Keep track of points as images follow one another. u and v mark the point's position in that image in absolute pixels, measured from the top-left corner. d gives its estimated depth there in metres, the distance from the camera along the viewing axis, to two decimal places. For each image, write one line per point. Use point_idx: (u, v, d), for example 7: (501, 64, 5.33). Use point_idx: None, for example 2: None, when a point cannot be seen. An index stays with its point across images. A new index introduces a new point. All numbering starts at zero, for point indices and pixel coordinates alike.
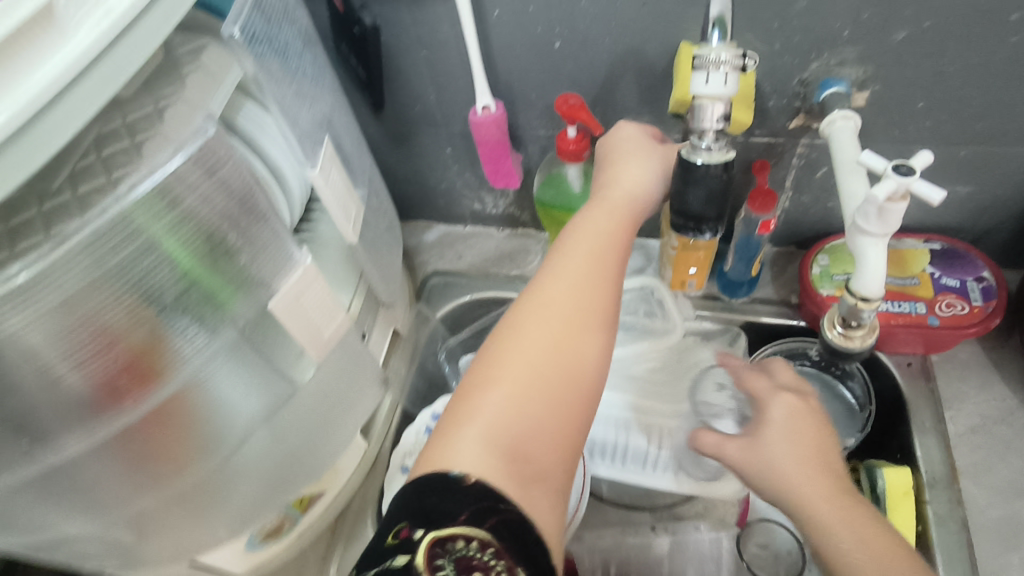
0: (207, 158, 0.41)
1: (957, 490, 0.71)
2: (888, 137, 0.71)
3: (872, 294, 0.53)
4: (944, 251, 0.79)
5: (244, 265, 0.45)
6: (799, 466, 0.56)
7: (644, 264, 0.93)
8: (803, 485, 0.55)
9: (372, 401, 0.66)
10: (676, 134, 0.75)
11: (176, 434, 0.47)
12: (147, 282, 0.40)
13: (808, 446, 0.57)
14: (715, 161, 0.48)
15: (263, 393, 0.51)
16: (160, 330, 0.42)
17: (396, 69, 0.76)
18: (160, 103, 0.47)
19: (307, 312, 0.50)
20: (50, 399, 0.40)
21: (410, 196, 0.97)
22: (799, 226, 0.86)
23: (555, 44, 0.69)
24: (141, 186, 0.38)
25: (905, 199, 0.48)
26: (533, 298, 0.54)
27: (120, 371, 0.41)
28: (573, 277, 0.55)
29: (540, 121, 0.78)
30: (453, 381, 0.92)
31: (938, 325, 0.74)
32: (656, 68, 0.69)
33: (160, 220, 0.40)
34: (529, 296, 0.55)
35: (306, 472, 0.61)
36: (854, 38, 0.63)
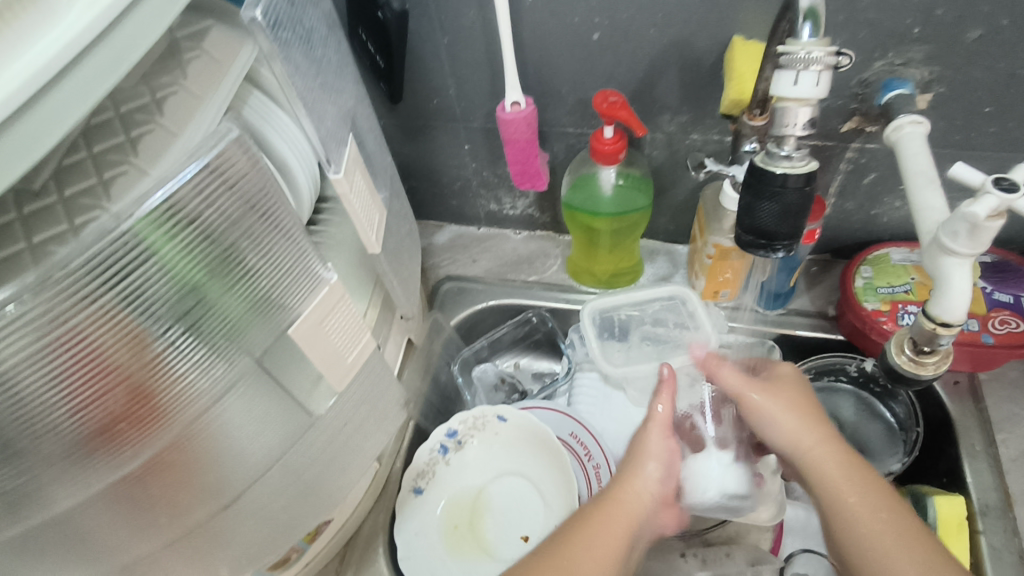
0: (224, 167, 0.34)
1: (1012, 518, 0.65)
2: (947, 143, 0.66)
3: (955, 320, 0.48)
4: (995, 264, 0.75)
5: (264, 288, 0.39)
6: (814, 439, 0.58)
7: (671, 271, 0.87)
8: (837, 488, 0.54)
9: (390, 424, 0.60)
10: (717, 135, 0.70)
11: (183, 476, 0.41)
12: (155, 312, 0.34)
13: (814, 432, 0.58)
14: (798, 171, 0.43)
15: (279, 425, 0.45)
16: (168, 365, 0.36)
17: (415, 59, 0.70)
18: (155, 93, 0.41)
19: (329, 337, 0.44)
20: (38, 445, 0.33)
21: (422, 194, 0.91)
22: (838, 234, 0.81)
23: (593, 36, 0.64)
24: (152, 199, 0.31)
25: (1003, 218, 0.44)
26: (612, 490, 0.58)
27: (121, 413, 0.35)
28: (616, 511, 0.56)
29: (569, 118, 0.72)
30: (467, 393, 0.86)
31: (993, 344, 0.70)
32: (702, 63, 0.63)
33: (172, 241, 0.33)
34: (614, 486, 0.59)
35: (316, 508, 0.54)
36: (924, 36, 0.58)
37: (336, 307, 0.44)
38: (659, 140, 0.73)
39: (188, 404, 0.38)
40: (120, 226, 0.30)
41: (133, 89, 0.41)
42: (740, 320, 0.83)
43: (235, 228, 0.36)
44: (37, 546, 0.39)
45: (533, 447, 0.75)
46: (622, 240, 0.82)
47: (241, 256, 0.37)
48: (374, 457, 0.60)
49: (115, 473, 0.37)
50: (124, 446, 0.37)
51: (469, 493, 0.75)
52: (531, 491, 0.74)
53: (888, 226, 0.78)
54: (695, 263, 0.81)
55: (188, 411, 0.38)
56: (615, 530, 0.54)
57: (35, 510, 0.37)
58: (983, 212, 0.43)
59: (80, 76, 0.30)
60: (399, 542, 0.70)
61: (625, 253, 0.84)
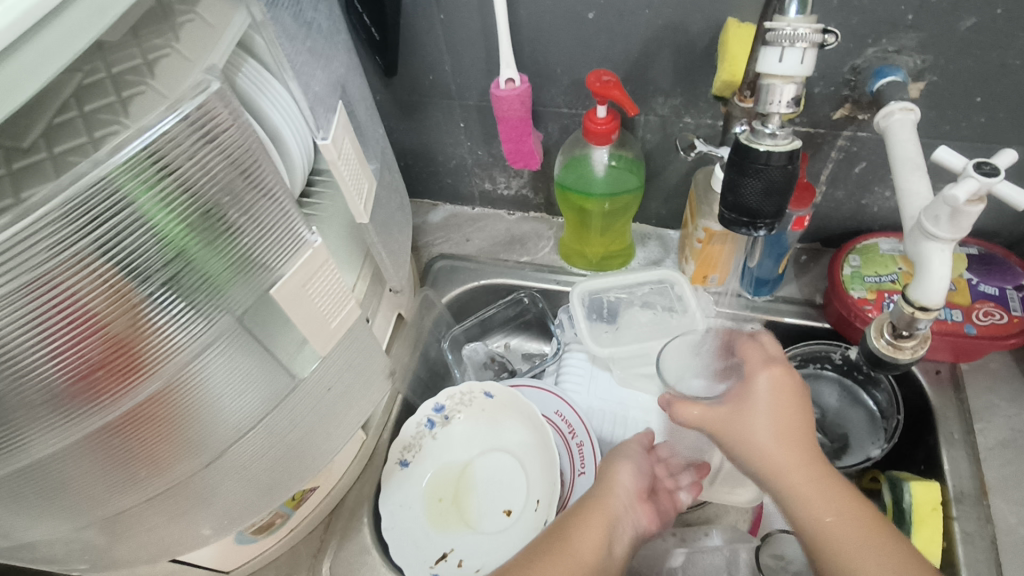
0: (203, 119, 0.36)
1: (986, 506, 0.66)
2: (937, 133, 0.66)
3: (933, 303, 0.49)
4: (982, 256, 0.76)
5: (243, 246, 0.41)
6: (778, 433, 0.53)
7: (662, 255, 0.88)
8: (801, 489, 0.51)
9: (376, 393, 0.60)
10: (709, 118, 0.70)
11: (164, 431, 0.42)
12: (134, 261, 0.35)
13: (792, 418, 0.54)
14: (781, 149, 0.44)
15: (262, 386, 0.46)
16: (148, 316, 0.37)
17: (411, 33, 0.70)
18: (146, 52, 0.41)
19: (312, 300, 0.45)
20: (22, 391, 0.34)
21: (417, 172, 0.91)
22: (828, 223, 0.82)
23: (589, 15, 0.64)
24: (129, 147, 0.33)
25: (982, 202, 0.44)
26: (593, 499, 0.59)
27: (101, 363, 0.36)
28: (595, 510, 0.58)
29: (563, 98, 0.73)
30: (456, 370, 0.86)
31: (976, 334, 0.70)
32: (695, 46, 0.64)
33: (150, 190, 0.34)
34: (590, 499, 0.59)
35: (300, 472, 0.55)
36: (917, 23, 0.58)
37: (319, 272, 0.45)
38: (652, 123, 0.73)
39: (168, 357, 0.39)
40: (98, 170, 0.32)
41: (125, 50, 0.40)
42: (728, 306, 0.84)
43: (211, 183, 0.38)
44: (23, 491, 0.41)
45: (518, 422, 0.76)
46: (613, 222, 0.82)
47: (219, 212, 0.39)
48: (358, 424, 0.60)
49: (96, 423, 0.38)
50: (106, 396, 0.38)
51: (454, 469, 0.76)
52: (515, 466, 0.75)
53: (877, 216, 0.78)
54: (685, 248, 0.82)
55: (168, 365, 0.39)
56: (595, 528, 0.56)
57: (19, 456, 0.38)
58: (963, 196, 0.43)
59: (64, 26, 0.31)
60: (383, 512, 0.71)
61: (616, 236, 0.85)
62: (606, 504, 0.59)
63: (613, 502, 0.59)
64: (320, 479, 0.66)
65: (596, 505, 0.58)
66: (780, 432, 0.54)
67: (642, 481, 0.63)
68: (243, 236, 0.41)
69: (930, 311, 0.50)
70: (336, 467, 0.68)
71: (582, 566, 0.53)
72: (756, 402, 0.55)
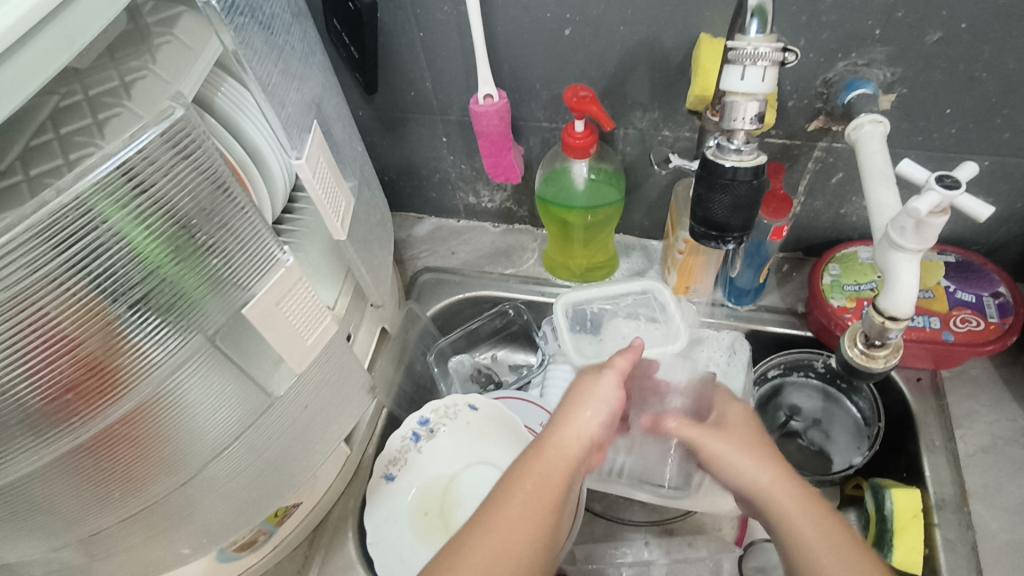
0: (177, 135, 0.36)
1: (966, 512, 0.67)
2: (909, 144, 0.67)
3: (902, 313, 0.50)
4: (959, 264, 0.77)
5: (218, 264, 0.41)
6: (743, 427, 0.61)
7: (646, 266, 0.88)
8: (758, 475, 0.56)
9: (356, 407, 0.61)
10: (687, 132, 0.71)
11: (139, 448, 0.42)
12: (108, 280, 0.36)
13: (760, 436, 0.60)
14: (746, 165, 0.48)
15: (238, 403, 0.47)
16: (123, 334, 0.37)
17: (391, 51, 0.71)
18: (122, 73, 0.42)
19: (287, 318, 0.46)
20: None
21: (402, 186, 0.92)
22: (809, 233, 0.82)
23: (564, 31, 0.65)
24: (104, 166, 0.33)
25: (946, 214, 0.45)
26: (550, 433, 0.54)
27: (74, 383, 0.36)
28: (559, 463, 0.52)
29: (543, 112, 0.74)
30: (442, 383, 0.87)
31: (954, 342, 0.71)
32: (671, 61, 0.65)
33: (124, 209, 0.35)
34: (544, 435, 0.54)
35: (280, 488, 0.56)
36: (886, 37, 0.59)
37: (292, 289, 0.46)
38: (632, 136, 0.74)
39: (143, 375, 0.39)
40: (70, 190, 0.32)
41: (101, 72, 0.41)
42: (711, 316, 0.84)
43: (191, 199, 0.39)
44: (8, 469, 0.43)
45: (501, 435, 0.76)
46: (596, 235, 0.83)
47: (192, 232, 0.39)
48: (340, 438, 0.61)
49: (70, 443, 0.39)
50: (79, 416, 0.38)
51: (440, 482, 0.76)
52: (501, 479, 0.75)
53: (856, 225, 0.79)
54: (666, 258, 0.83)
55: (144, 382, 0.40)
56: (558, 481, 0.51)
57: None
58: (926, 208, 0.44)
59: (32, 52, 0.31)
60: (368, 527, 0.71)
61: (599, 247, 0.86)
62: (562, 454, 0.53)
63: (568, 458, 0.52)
64: (304, 494, 0.66)
65: (550, 457, 0.52)
66: (746, 447, 0.58)
67: (608, 426, 0.56)
68: (216, 255, 0.41)
69: (901, 320, 0.50)
70: (320, 482, 0.68)
71: (543, 513, 0.50)
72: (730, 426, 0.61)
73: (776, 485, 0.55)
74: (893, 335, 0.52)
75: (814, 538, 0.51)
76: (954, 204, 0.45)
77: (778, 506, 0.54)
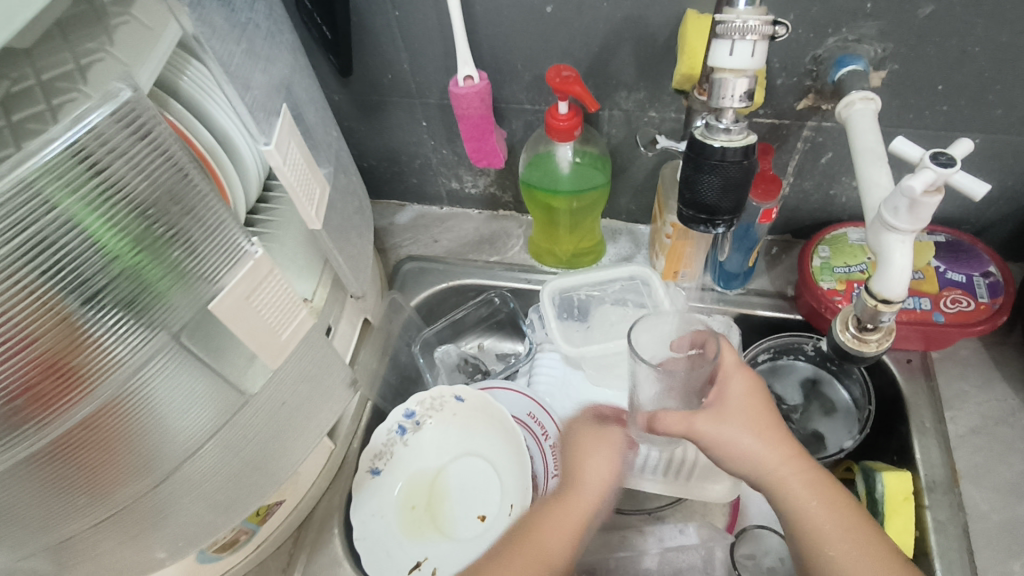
0: (132, 114, 0.34)
1: (957, 493, 0.67)
2: (900, 122, 0.66)
3: (895, 296, 0.48)
4: (949, 244, 0.76)
5: (182, 255, 0.39)
6: (743, 399, 0.58)
7: (634, 251, 0.87)
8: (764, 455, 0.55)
9: (337, 402, 0.59)
10: (673, 113, 0.69)
11: (105, 452, 0.40)
12: (64, 273, 0.33)
13: (761, 405, 0.58)
14: (735, 145, 0.47)
15: (209, 400, 0.45)
16: (83, 330, 0.35)
17: (366, 31, 0.68)
18: (77, 55, 0.39)
19: (258, 312, 0.44)
20: None
21: (382, 173, 0.89)
22: (798, 214, 0.81)
23: (546, 9, 0.62)
24: (53, 146, 0.31)
25: (941, 194, 0.43)
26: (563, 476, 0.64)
27: (31, 384, 0.34)
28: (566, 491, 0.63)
29: (525, 94, 0.71)
30: (428, 374, 0.85)
31: (944, 323, 0.70)
32: (656, 39, 0.63)
33: (78, 193, 0.32)
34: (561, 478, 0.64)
35: (260, 487, 0.54)
36: (876, 11, 0.57)
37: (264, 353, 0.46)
38: (617, 118, 0.72)
39: (107, 372, 0.37)
40: (12, 173, 0.29)
41: (54, 53, 0.38)
42: (700, 301, 0.83)
43: (154, 185, 0.36)
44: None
45: (490, 425, 0.75)
46: (582, 220, 0.81)
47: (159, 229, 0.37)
48: (323, 434, 0.59)
49: (29, 449, 0.36)
50: (38, 420, 0.36)
51: (427, 476, 0.74)
52: (491, 470, 0.73)
53: (845, 206, 0.78)
54: (654, 242, 0.81)
55: (107, 381, 0.38)
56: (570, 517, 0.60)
57: None
58: (922, 190, 0.42)
59: None
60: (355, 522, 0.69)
61: (586, 232, 0.84)
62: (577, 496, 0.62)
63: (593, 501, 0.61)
64: (286, 491, 0.65)
65: (566, 500, 0.62)
66: (753, 426, 0.57)
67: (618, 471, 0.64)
68: (178, 246, 0.39)
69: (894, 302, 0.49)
70: (302, 478, 0.66)
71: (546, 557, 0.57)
72: (730, 402, 0.58)
73: (786, 467, 0.55)
74: (885, 318, 0.51)
75: (834, 528, 0.52)
76: (949, 183, 0.44)
77: (790, 492, 0.54)
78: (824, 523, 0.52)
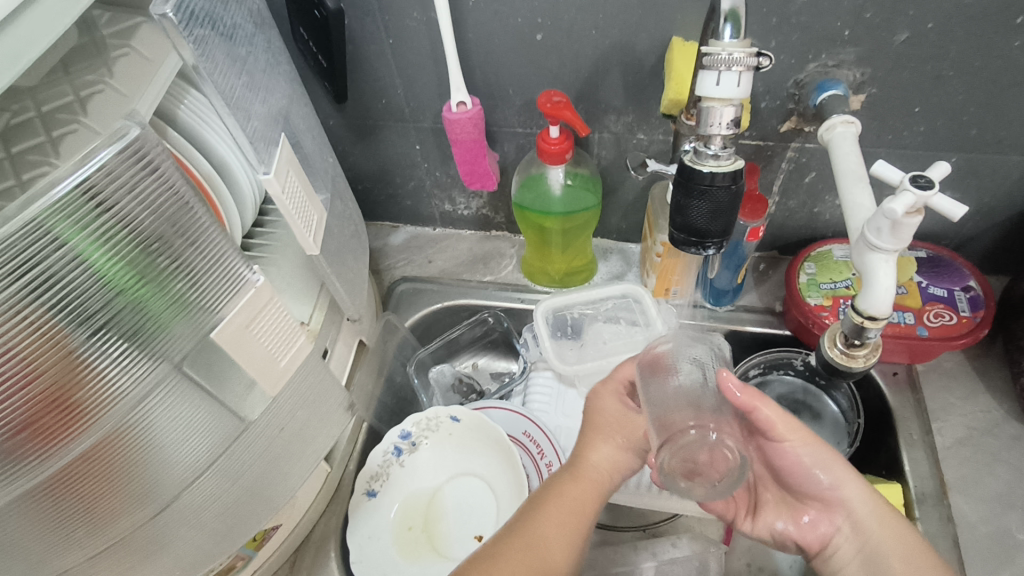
0: (140, 151, 0.35)
1: (946, 504, 0.68)
2: (879, 143, 0.68)
3: (880, 313, 0.50)
4: (930, 259, 0.78)
5: (185, 287, 0.40)
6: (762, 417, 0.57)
7: (625, 269, 0.88)
8: (802, 466, 0.54)
9: (335, 426, 0.59)
10: (662, 135, 0.71)
11: (104, 483, 0.40)
12: (68, 308, 0.34)
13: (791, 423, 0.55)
14: (723, 170, 0.48)
15: (209, 429, 0.45)
16: (86, 364, 0.36)
17: (360, 58, 0.69)
18: (77, 87, 0.40)
19: (258, 340, 0.44)
20: None
21: (375, 195, 0.90)
22: (784, 232, 0.83)
23: (537, 36, 0.64)
24: (65, 183, 0.31)
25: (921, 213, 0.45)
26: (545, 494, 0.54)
27: (34, 417, 0.34)
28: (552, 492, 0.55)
29: (517, 118, 0.73)
30: (423, 395, 0.85)
31: (928, 336, 0.72)
32: (644, 65, 0.64)
33: (87, 231, 0.33)
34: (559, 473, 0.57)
35: (258, 513, 0.54)
36: (854, 38, 0.59)
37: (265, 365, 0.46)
38: (607, 141, 0.74)
39: (109, 405, 0.38)
40: (23, 213, 0.30)
41: (55, 87, 0.39)
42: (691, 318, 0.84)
43: (164, 216, 0.38)
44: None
45: (486, 445, 0.75)
46: (573, 240, 0.82)
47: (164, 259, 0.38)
48: (320, 458, 0.59)
49: (29, 483, 0.36)
50: (39, 453, 0.36)
51: (423, 496, 0.74)
52: (487, 490, 0.74)
53: (829, 224, 0.80)
54: (645, 261, 0.83)
55: (108, 413, 0.38)
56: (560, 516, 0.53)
57: None
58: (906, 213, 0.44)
59: None
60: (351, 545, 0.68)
61: (577, 252, 0.85)
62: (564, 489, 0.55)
63: (598, 484, 0.55)
64: (283, 516, 0.64)
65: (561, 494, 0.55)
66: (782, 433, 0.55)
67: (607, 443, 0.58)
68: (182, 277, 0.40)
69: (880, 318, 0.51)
70: (299, 502, 0.66)
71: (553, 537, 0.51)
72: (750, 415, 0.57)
73: (853, 485, 0.54)
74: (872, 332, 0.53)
75: (887, 540, 0.51)
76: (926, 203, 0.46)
77: (850, 508, 0.53)
78: (877, 543, 0.51)
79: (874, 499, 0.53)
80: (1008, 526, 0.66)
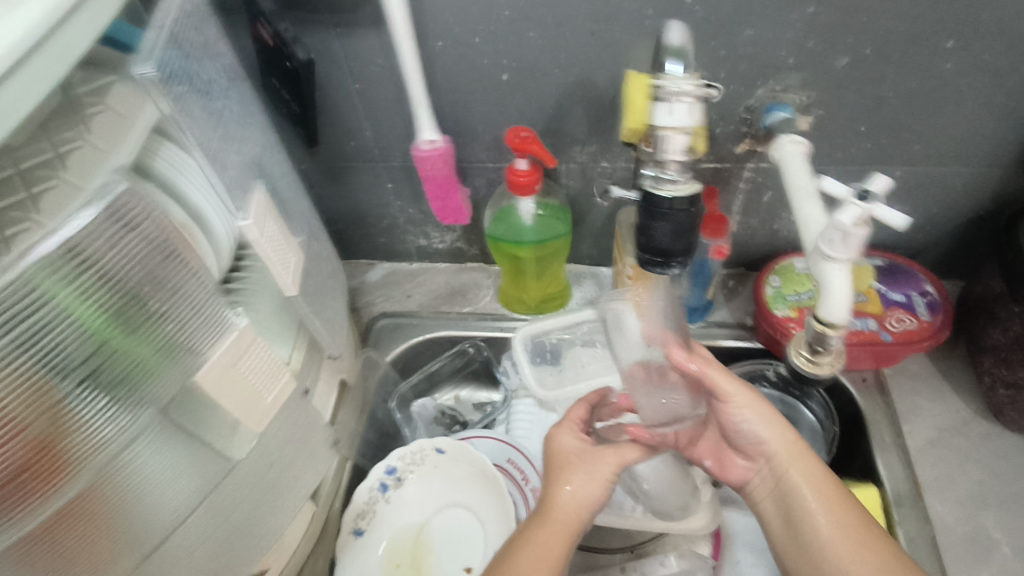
0: (127, 207, 0.36)
1: (923, 505, 0.70)
2: (830, 161, 0.72)
3: (840, 321, 0.53)
4: (887, 267, 0.82)
5: (172, 331, 0.40)
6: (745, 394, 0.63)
7: (599, 293, 0.90)
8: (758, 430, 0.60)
9: (320, 464, 0.59)
10: (625, 162, 0.74)
11: (92, 534, 0.40)
12: (55, 359, 0.34)
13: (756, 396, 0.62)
14: (682, 194, 0.51)
15: (194, 469, 0.45)
16: (71, 414, 0.36)
17: (331, 103, 0.71)
18: (56, 144, 0.39)
19: (244, 379, 0.45)
20: None
21: (350, 234, 0.92)
22: (748, 249, 0.86)
23: (501, 76, 0.67)
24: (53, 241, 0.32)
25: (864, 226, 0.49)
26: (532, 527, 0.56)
27: (24, 471, 0.34)
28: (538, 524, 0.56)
29: (486, 153, 0.75)
30: (405, 429, 0.86)
31: (891, 341, 0.75)
32: (604, 98, 0.68)
33: (76, 286, 0.34)
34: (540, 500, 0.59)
35: (249, 552, 0.54)
36: (799, 65, 0.63)
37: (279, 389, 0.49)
38: (574, 171, 0.76)
39: (93, 454, 0.38)
40: (13, 269, 0.31)
41: (35, 145, 0.39)
42: None
43: (153, 265, 0.39)
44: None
45: (473, 476, 0.75)
46: (547, 267, 0.85)
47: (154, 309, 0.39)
48: (306, 497, 0.59)
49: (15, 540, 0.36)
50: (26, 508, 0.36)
51: (412, 531, 0.74)
52: (476, 521, 0.74)
53: (790, 239, 0.83)
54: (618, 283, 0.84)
55: (94, 462, 0.38)
56: (545, 545, 0.54)
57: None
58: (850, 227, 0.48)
59: None
60: None
61: (552, 278, 0.87)
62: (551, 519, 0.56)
63: (569, 519, 0.56)
64: (270, 562, 0.64)
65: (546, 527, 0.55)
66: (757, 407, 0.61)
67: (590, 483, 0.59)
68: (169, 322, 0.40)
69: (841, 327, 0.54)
70: (287, 545, 0.65)
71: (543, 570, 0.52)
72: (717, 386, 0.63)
73: (796, 455, 0.59)
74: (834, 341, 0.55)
75: (823, 517, 0.56)
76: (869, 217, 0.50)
77: (794, 479, 0.59)
78: (816, 522, 0.56)
79: (812, 465, 0.59)
80: (983, 522, 0.69)
